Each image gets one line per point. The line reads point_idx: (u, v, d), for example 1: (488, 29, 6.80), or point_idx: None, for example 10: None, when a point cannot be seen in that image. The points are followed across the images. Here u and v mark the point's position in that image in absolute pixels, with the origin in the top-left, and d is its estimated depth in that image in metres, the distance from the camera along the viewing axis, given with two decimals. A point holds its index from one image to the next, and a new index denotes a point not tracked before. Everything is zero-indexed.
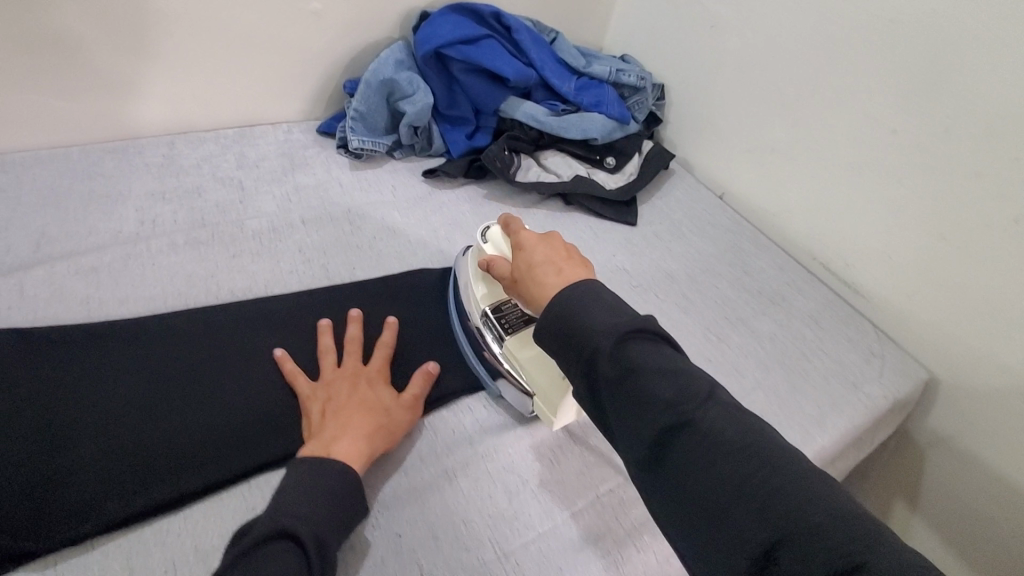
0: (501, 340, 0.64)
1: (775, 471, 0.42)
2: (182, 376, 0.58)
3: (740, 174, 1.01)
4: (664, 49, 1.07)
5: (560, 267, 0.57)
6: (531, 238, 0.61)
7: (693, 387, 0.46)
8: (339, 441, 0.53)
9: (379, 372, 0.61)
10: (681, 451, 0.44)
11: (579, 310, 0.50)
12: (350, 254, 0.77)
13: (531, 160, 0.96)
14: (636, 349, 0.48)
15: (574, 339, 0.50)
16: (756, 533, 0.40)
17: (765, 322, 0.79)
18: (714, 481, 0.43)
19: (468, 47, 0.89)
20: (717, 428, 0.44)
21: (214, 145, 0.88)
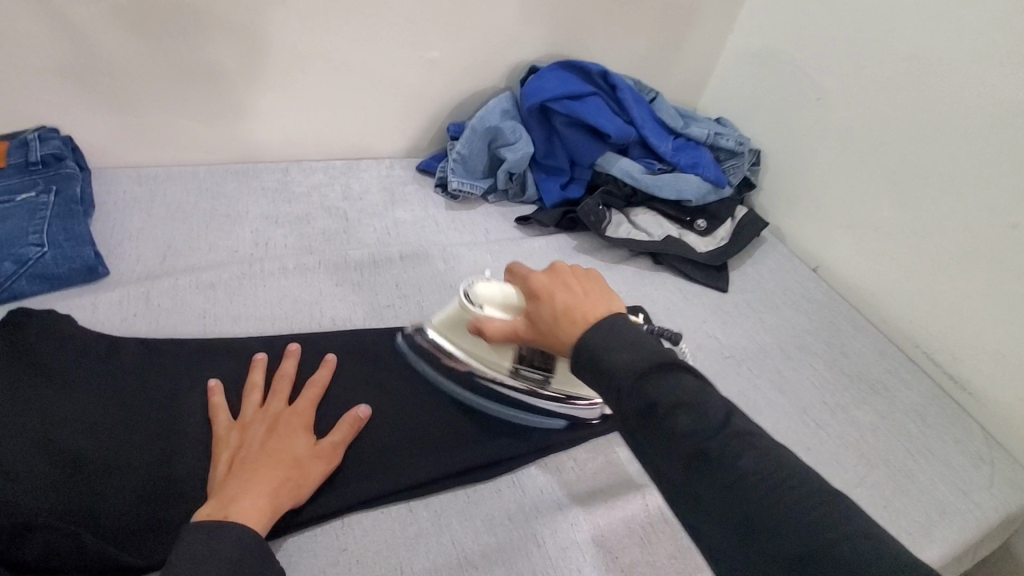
0: (546, 381, 0.64)
1: (800, 493, 0.39)
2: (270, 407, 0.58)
3: (837, 250, 0.97)
4: (763, 115, 1.06)
5: (590, 305, 0.51)
6: (544, 281, 0.55)
7: (712, 412, 0.42)
8: (240, 499, 0.47)
9: (298, 412, 0.56)
10: (698, 472, 0.41)
11: (605, 352, 0.46)
12: (443, 293, 0.78)
13: (621, 216, 0.95)
14: (653, 380, 0.43)
15: (601, 376, 0.45)
16: (782, 557, 0.37)
17: (862, 411, 0.77)
18: (738, 513, 0.39)
19: (572, 102, 0.91)
20: (737, 453, 0.40)
21: (323, 175, 0.93)
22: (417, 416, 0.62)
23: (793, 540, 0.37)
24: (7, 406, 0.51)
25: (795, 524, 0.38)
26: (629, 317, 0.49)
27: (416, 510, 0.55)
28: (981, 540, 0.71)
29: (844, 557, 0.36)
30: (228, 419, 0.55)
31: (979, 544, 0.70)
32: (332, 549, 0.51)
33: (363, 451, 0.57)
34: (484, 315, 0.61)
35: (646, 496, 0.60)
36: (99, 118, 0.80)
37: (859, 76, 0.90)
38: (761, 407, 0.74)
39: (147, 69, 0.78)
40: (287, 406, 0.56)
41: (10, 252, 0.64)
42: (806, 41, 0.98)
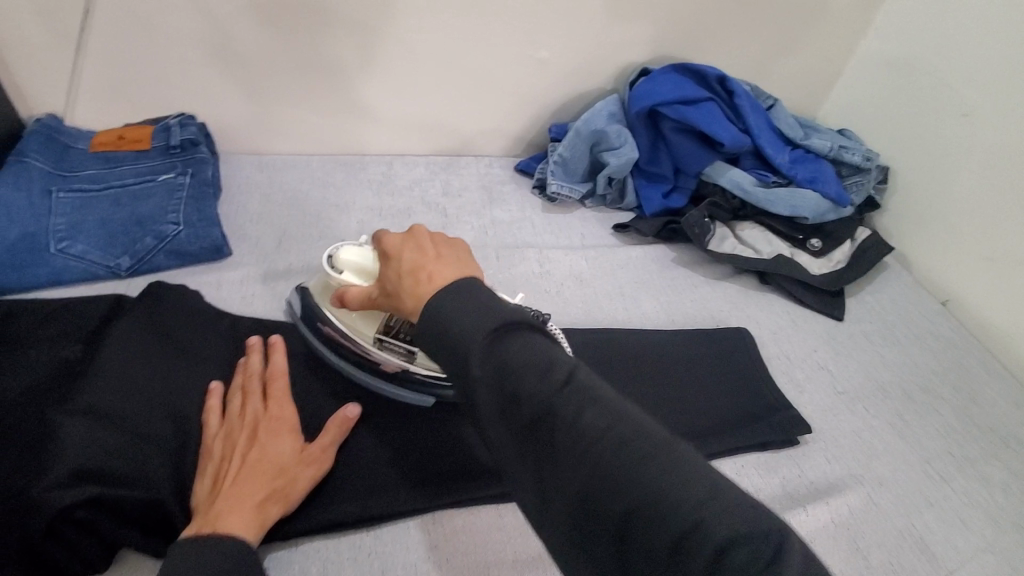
0: (410, 354, 0.59)
1: (637, 445, 0.34)
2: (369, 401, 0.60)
3: (974, 284, 0.87)
4: (895, 129, 0.97)
5: (434, 270, 0.45)
6: (396, 241, 0.49)
7: (552, 368, 0.37)
8: (228, 514, 0.45)
9: (279, 412, 0.53)
10: (533, 433, 0.36)
11: (450, 309, 0.40)
12: (538, 299, 0.77)
13: (726, 229, 0.90)
14: (508, 344, 0.38)
15: (447, 342, 0.39)
16: (613, 511, 0.33)
17: (999, 470, 0.68)
18: (568, 471, 0.34)
19: (685, 107, 0.87)
20: (572, 406, 0.35)
21: (425, 170, 0.95)
22: None
23: (627, 502, 0.33)
24: (130, 359, 0.55)
25: (629, 484, 0.33)
26: (476, 284, 0.42)
27: (505, 518, 0.55)
28: None
29: (666, 502, 0.32)
30: (217, 421, 0.53)
31: None
32: (424, 545, 0.52)
33: (455, 451, 0.57)
34: (344, 281, 0.60)
35: None
36: (228, 106, 0.85)
37: (1023, 91, 0.80)
38: (877, 451, 0.67)
39: (274, 61, 0.82)
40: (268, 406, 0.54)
41: (151, 229, 0.70)
42: (956, 48, 0.87)
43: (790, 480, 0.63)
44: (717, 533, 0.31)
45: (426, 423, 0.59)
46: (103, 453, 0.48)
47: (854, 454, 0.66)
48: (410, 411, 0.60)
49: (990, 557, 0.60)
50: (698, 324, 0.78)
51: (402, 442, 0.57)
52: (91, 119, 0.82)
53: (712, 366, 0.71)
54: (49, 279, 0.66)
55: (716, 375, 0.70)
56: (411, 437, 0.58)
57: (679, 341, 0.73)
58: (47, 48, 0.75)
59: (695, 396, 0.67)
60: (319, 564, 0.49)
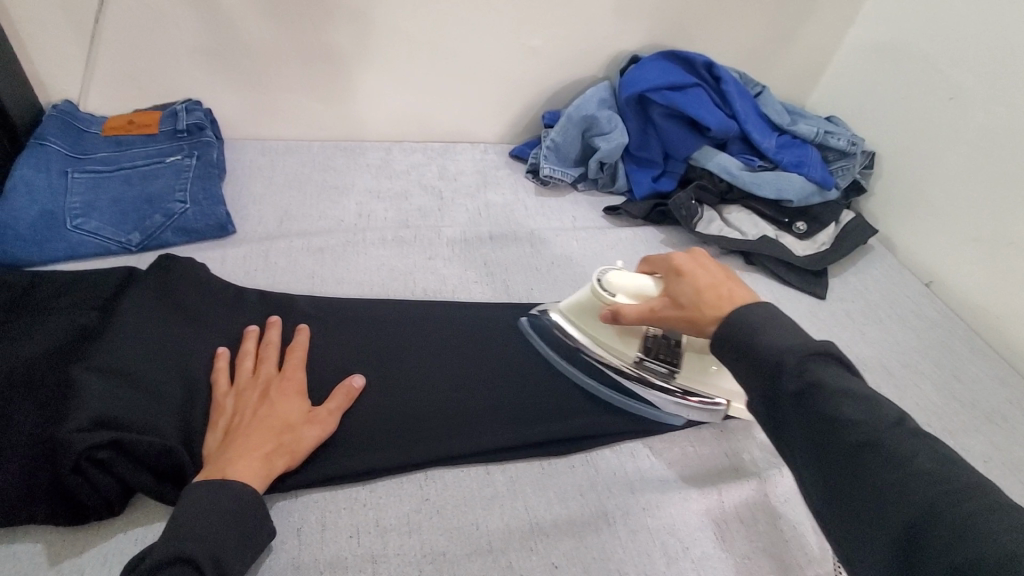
0: (671, 374, 0.64)
1: (944, 481, 0.37)
2: (365, 365, 0.63)
3: (956, 264, 0.89)
4: (882, 115, 0.99)
5: (730, 290, 0.51)
6: (687, 261, 0.55)
7: (874, 404, 0.41)
8: (235, 460, 0.49)
9: (287, 376, 0.58)
10: (856, 459, 0.40)
11: (764, 332, 0.44)
12: (529, 276, 0.80)
13: (713, 212, 0.93)
14: (818, 369, 0.42)
15: (755, 357, 0.44)
16: (920, 531, 0.36)
17: (974, 439, 0.70)
18: (886, 499, 0.38)
19: (673, 93, 0.90)
20: (892, 439, 0.39)
21: (423, 156, 0.98)
22: (498, 386, 0.65)
23: (930, 528, 0.36)
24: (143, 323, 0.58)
25: (951, 520, 0.35)
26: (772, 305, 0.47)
27: (494, 475, 0.58)
28: None
29: (961, 523, 0.35)
30: (226, 384, 0.57)
31: None
32: (416, 497, 0.55)
33: (446, 413, 0.61)
34: (618, 302, 0.62)
35: (722, 493, 0.59)
36: (234, 93, 0.89)
37: (1006, 74, 0.82)
38: None
39: (279, 50, 0.85)
40: (278, 372, 0.58)
41: (160, 207, 0.74)
42: (941, 36, 0.90)
43: None
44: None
45: (420, 388, 0.62)
46: (124, 404, 0.52)
47: None
48: (403, 376, 0.63)
49: None
50: None
51: (398, 404, 0.61)
52: (102, 106, 0.86)
53: None
54: (65, 252, 0.69)
55: None
56: (405, 399, 0.61)
57: None
58: (61, 37, 0.78)
59: None
60: (317, 514, 0.53)
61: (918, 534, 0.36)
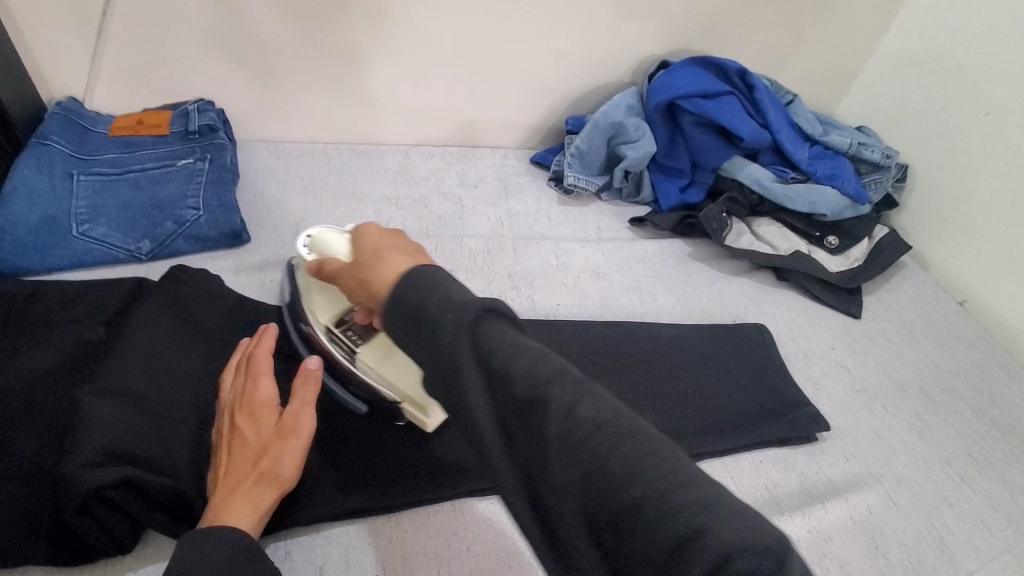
0: (353, 355, 0.57)
1: (632, 442, 0.33)
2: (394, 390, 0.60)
3: (994, 284, 0.86)
4: (916, 127, 0.96)
5: (396, 260, 0.44)
6: (380, 232, 0.48)
7: (542, 358, 0.35)
8: (219, 505, 0.46)
9: (257, 384, 0.52)
10: (531, 421, 0.34)
11: (437, 296, 0.37)
12: (554, 290, 0.76)
13: (743, 225, 0.90)
14: (489, 330, 0.36)
15: (427, 322, 0.37)
16: (603, 506, 0.32)
17: (1018, 472, 0.67)
18: (571, 471, 0.33)
19: (704, 101, 0.87)
20: (514, 379, 0.34)
21: (441, 161, 0.95)
22: None
23: (628, 505, 0.32)
24: (155, 343, 0.55)
25: (653, 490, 0.32)
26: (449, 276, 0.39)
27: None
28: None
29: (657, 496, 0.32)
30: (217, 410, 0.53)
31: None
32: (445, 531, 0.53)
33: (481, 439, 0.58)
34: (313, 259, 0.57)
35: None
36: (248, 94, 0.85)
37: None
38: (895, 450, 0.67)
39: (294, 50, 0.82)
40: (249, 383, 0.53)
41: (171, 214, 0.70)
42: (979, 47, 0.86)
43: (807, 476, 0.63)
44: (713, 529, 0.31)
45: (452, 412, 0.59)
46: (128, 436, 0.48)
47: (871, 453, 0.66)
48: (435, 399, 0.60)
49: (1010, 556, 0.60)
50: (714, 319, 0.78)
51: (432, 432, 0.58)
52: (110, 104, 0.82)
53: (728, 362, 0.71)
54: (71, 262, 0.66)
55: (733, 371, 0.70)
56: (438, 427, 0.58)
57: (693, 336, 0.73)
58: (69, 33, 0.75)
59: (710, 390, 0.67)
60: (342, 550, 0.51)
61: (609, 511, 0.32)
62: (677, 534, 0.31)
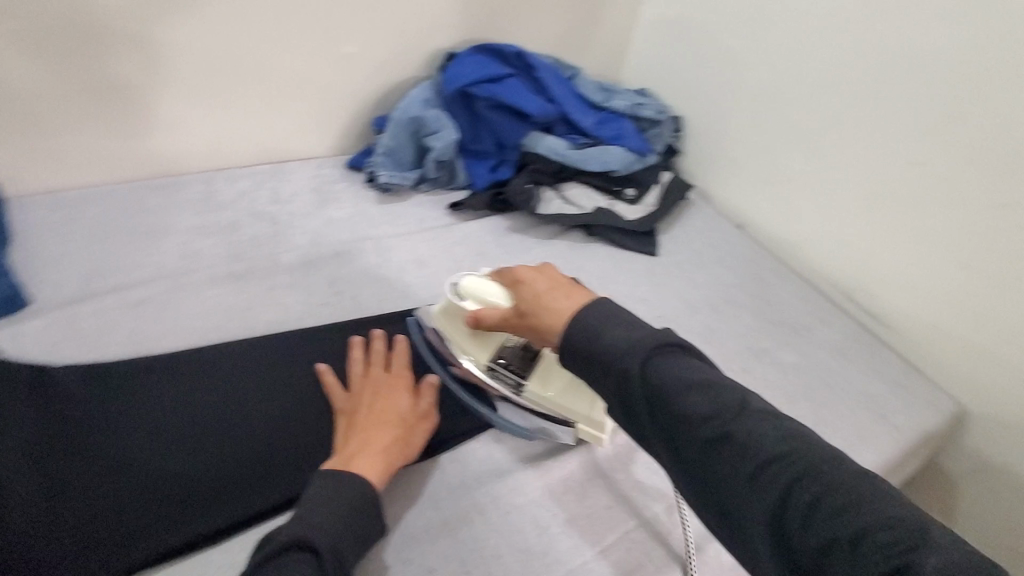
0: (519, 388, 0.66)
1: (812, 477, 0.41)
2: (214, 416, 0.61)
3: (758, 204, 1.02)
4: (680, 82, 1.10)
5: (568, 298, 0.53)
6: (529, 270, 0.58)
7: (727, 400, 0.45)
8: (360, 454, 0.56)
9: (400, 380, 0.64)
10: (710, 448, 0.44)
11: (601, 335, 0.48)
12: (379, 286, 0.79)
13: (551, 192, 0.98)
14: (660, 363, 0.46)
15: (594, 357, 0.48)
16: (796, 524, 0.40)
17: (787, 353, 0.81)
18: (751, 491, 0.42)
19: (492, 86, 0.93)
20: (739, 425, 0.44)
21: (250, 181, 0.93)
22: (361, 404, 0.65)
23: (817, 518, 0.40)
24: None
25: (820, 504, 0.40)
26: (609, 305, 0.51)
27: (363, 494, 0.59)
28: (907, 461, 0.75)
29: (845, 511, 0.40)
30: (341, 395, 0.63)
31: (904, 462, 0.75)
32: None
33: (307, 445, 0.61)
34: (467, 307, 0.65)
35: (587, 457, 0.66)
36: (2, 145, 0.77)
37: (763, 35, 0.94)
38: None
39: (50, 90, 0.75)
40: (385, 373, 0.65)
41: None
42: (710, 8, 1.01)
43: None
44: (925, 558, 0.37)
45: (274, 426, 0.62)
46: (31, 502, 0.53)
47: None
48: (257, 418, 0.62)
49: None
50: None
51: (255, 448, 0.60)
52: None
53: None
54: None
55: None
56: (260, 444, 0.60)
57: None
58: None
59: None
60: None
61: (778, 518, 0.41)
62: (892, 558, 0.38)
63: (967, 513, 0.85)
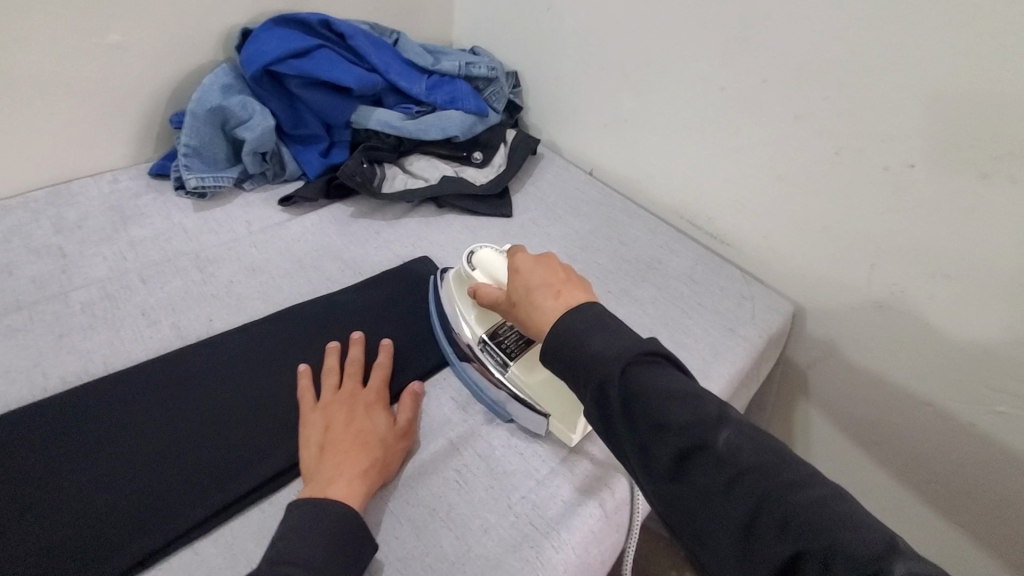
0: (505, 366, 0.62)
1: (792, 488, 0.39)
2: (27, 489, 0.51)
3: (602, 149, 1.03)
4: (509, 35, 1.07)
5: (564, 293, 0.53)
6: (528, 261, 0.57)
7: (704, 407, 0.43)
8: (337, 478, 0.52)
9: (378, 395, 0.60)
10: (732, 512, 0.40)
11: (585, 337, 0.47)
12: (205, 305, 0.69)
13: (396, 168, 0.93)
14: (638, 368, 0.45)
15: (582, 363, 0.47)
16: (780, 548, 0.37)
17: (644, 289, 0.84)
18: (731, 501, 0.40)
19: (300, 61, 0.84)
20: (760, 479, 0.40)
21: (22, 212, 0.77)
22: (198, 445, 0.56)
23: (804, 543, 0.37)
24: None
25: (798, 520, 0.37)
26: (602, 309, 0.50)
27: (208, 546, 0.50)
28: (759, 365, 0.82)
29: (829, 538, 0.36)
30: (311, 401, 0.59)
31: (756, 366, 0.81)
32: None
33: (153, 497, 0.52)
34: (477, 279, 0.64)
35: (452, 438, 0.61)
36: None
37: None
38: None
39: None
40: (361, 388, 0.61)
41: None
42: None
43: None
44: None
45: (103, 487, 0.52)
46: None
47: None
48: (87, 480, 0.52)
49: None
50: (386, 268, 0.79)
51: (81, 518, 0.50)
52: None
53: (401, 301, 0.73)
54: None
55: (409, 309, 0.72)
56: (86, 511, 0.50)
57: (361, 293, 0.73)
58: None
59: (391, 334, 0.69)
60: None
61: (773, 548, 0.38)
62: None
63: (818, 398, 0.94)
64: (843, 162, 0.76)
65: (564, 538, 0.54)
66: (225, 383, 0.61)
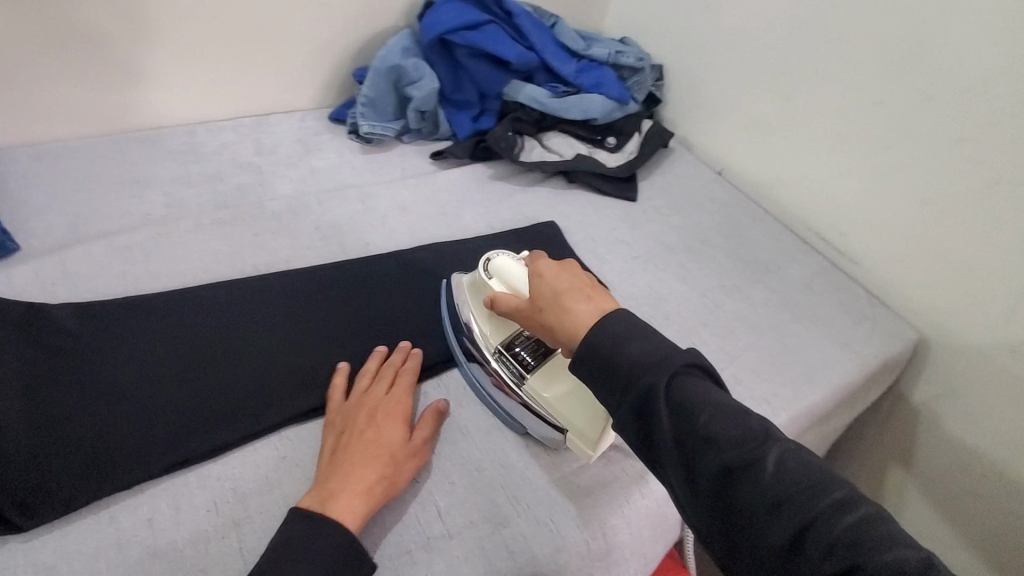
0: (522, 379, 0.62)
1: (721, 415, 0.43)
2: (232, 340, 0.64)
3: (736, 151, 1.04)
4: (662, 29, 1.10)
5: (594, 300, 0.52)
6: (549, 265, 0.56)
7: (663, 357, 0.45)
8: (341, 489, 0.51)
9: (400, 407, 0.60)
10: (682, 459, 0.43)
11: (624, 343, 0.46)
12: (363, 231, 0.80)
13: (534, 140, 0.99)
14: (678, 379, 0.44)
15: (613, 371, 0.46)
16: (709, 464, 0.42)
17: (758, 289, 0.84)
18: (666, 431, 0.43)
19: (471, 33, 0.93)
20: (708, 422, 0.42)
21: (233, 133, 0.94)
22: (349, 338, 0.67)
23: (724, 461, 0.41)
24: None
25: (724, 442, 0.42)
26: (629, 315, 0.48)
27: None
28: (866, 387, 0.80)
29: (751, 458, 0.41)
30: (339, 402, 0.60)
31: (863, 387, 0.79)
32: (274, 456, 0.58)
33: (313, 369, 0.63)
34: (494, 288, 0.63)
35: None
36: None
37: None
38: (666, 296, 0.81)
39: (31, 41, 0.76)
40: (386, 394, 0.61)
41: None
42: None
43: None
44: (856, 530, 0.37)
45: (275, 354, 0.64)
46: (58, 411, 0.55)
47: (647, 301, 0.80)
48: (270, 345, 0.65)
49: (752, 351, 0.76)
50: (517, 225, 0.87)
51: (263, 372, 0.62)
52: None
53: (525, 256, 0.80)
54: None
55: None
56: (263, 369, 0.63)
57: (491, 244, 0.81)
58: None
59: None
60: (169, 500, 0.53)
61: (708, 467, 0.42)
62: (853, 530, 0.37)
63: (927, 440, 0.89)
64: (999, 195, 0.72)
65: (652, 486, 0.60)
66: (375, 295, 0.72)
